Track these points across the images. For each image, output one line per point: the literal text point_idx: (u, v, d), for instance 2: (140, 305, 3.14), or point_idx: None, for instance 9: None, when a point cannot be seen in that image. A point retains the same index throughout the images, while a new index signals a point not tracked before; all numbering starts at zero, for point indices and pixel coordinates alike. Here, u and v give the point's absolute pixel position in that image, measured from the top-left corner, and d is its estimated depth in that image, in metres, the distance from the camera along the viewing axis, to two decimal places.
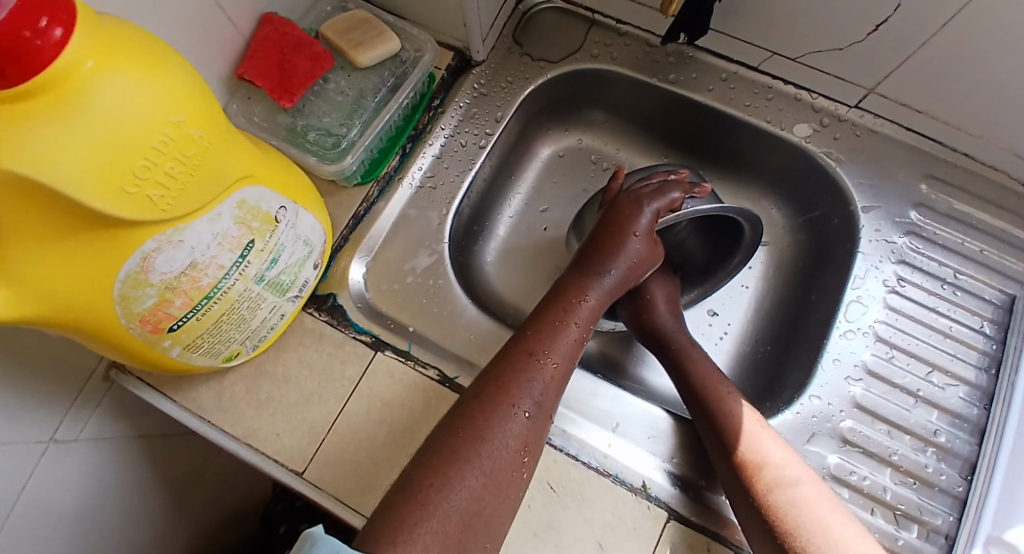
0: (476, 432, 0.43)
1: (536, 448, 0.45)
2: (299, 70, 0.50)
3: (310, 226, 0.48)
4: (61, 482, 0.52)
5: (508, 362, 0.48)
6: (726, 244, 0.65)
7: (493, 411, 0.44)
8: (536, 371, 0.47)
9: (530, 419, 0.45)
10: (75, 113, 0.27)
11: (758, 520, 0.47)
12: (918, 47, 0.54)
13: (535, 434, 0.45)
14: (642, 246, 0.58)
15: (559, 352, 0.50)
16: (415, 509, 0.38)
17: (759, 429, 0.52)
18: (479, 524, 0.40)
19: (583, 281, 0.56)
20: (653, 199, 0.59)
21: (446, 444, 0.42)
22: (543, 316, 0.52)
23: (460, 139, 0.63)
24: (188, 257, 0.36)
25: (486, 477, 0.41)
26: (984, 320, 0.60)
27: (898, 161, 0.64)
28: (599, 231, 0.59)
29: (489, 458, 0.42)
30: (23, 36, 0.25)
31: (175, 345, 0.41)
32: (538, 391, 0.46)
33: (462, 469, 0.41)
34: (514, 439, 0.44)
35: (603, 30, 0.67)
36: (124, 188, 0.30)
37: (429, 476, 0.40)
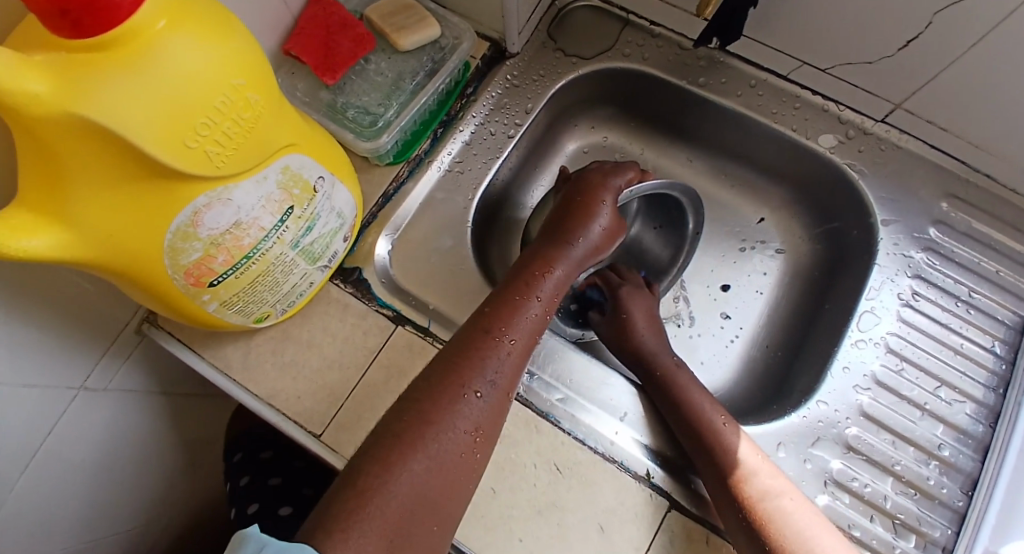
0: (425, 415, 0.44)
1: (490, 429, 0.46)
2: (342, 50, 0.53)
3: (344, 199, 0.50)
4: (87, 427, 0.55)
5: (462, 343, 0.48)
6: (674, 227, 0.70)
7: (444, 393, 0.45)
8: (489, 351, 0.48)
9: (483, 398, 0.46)
10: (150, 68, 0.30)
11: (738, 518, 0.49)
12: (947, 65, 0.55)
13: (488, 414, 0.46)
14: (608, 219, 0.60)
15: (519, 328, 0.50)
16: (354, 497, 0.39)
17: (733, 434, 0.52)
18: (427, 507, 0.41)
19: (546, 259, 0.57)
20: (613, 177, 0.62)
21: (393, 428, 0.43)
22: (500, 295, 0.53)
23: (489, 127, 0.64)
24: (234, 215, 0.38)
25: (434, 461, 0.42)
26: (995, 340, 0.60)
27: (921, 178, 0.65)
28: (562, 212, 0.60)
29: (437, 441, 0.43)
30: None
31: (213, 301, 0.43)
32: (492, 371, 0.47)
33: (408, 455, 0.41)
34: (466, 421, 0.45)
35: (636, 30, 0.68)
36: (186, 142, 0.32)
37: (371, 463, 0.41)
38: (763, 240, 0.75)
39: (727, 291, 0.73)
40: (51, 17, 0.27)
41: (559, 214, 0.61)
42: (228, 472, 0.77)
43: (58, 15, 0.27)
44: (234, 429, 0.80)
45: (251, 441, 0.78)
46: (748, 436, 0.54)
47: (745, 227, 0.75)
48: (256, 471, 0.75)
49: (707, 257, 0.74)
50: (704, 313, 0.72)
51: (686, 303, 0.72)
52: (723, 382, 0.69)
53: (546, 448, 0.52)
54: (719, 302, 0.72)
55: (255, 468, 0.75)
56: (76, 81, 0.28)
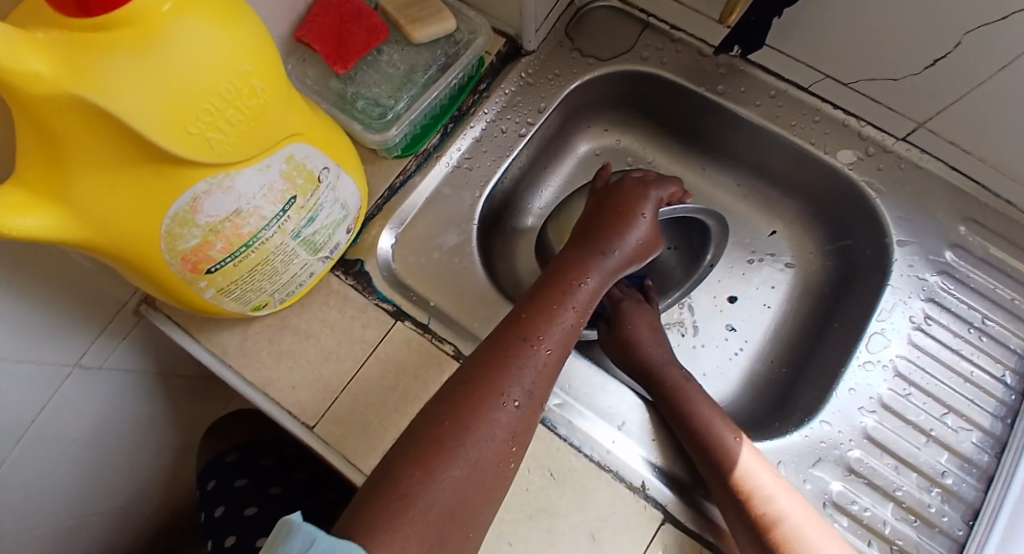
0: (462, 422, 0.43)
1: (524, 437, 0.46)
2: (356, 40, 0.52)
3: (349, 191, 0.49)
4: (81, 404, 0.54)
5: (502, 350, 0.48)
6: (692, 253, 0.69)
7: (482, 401, 0.45)
8: (528, 358, 0.48)
9: (519, 408, 0.46)
10: (154, 52, 0.29)
11: (752, 535, 0.48)
12: (974, 86, 0.54)
13: (523, 423, 0.46)
14: (646, 230, 0.59)
15: (554, 337, 0.50)
16: (395, 500, 0.39)
17: (739, 446, 0.52)
18: (463, 514, 0.41)
19: (581, 266, 0.56)
20: (658, 188, 0.62)
21: (430, 434, 0.43)
22: (537, 301, 0.52)
23: (501, 125, 0.63)
24: (235, 203, 0.38)
25: (472, 469, 0.42)
26: (1006, 369, 0.59)
27: (939, 199, 0.63)
28: (602, 218, 0.60)
29: (475, 450, 0.43)
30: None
31: (210, 287, 0.43)
32: (529, 379, 0.47)
33: (446, 461, 0.41)
34: (502, 430, 0.45)
35: (656, 34, 0.67)
36: (187, 129, 0.32)
37: (412, 466, 0.41)
38: (773, 253, 0.73)
39: (733, 303, 0.72)
40: None
41: (594, 221, 0.60)
42: (201, 501, 0.72)
43: None
44: (213, 448, 0.76)
45: (225, 468, 0.73)
46: (756, 449, 0.54)
47: (756, 239, 0.74)
48: (231, 501, 0.70)
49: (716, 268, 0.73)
50: (710, 324, 0.71)
51: (692, 312, 0.71)
52: (724, 394, 0.68)
53: (540, 453, 0.52)
54: (726, 314, 0.71)
55: (230, 496, 0.70)
56: (76, 62, 0.28)
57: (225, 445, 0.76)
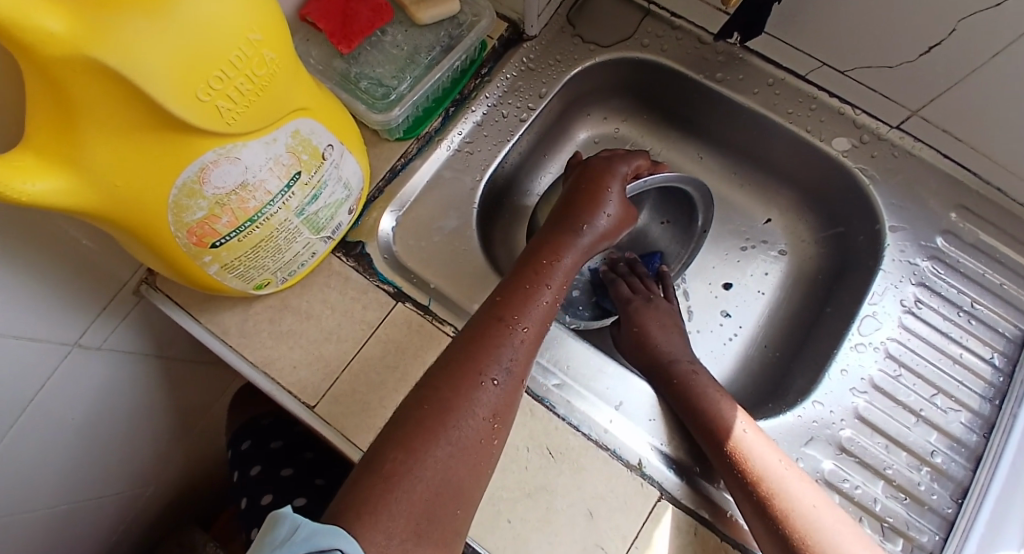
0: (443, 404, 0.44)
1: (508, 414, 0.46)
2: (361, 19, 0.52)
3: (351, 169, 0.49)
4: (78, 385, 0.54)
5: (480, 332, 0.48)
6: (684, 224, 0.70)
7: (461, 382, 0.45)
8: (506, 337, 0.48)
9: (500, 386, 0.46)
10: (168, 13, 0.29)
11: (761, 515, 0.48)
12: (967, 75, 0.55)
13: (506, 401, 0.46)
14: (616, 207, 0.60)
15: (532, 315, 0.51)
16: (380, 482, 0.40)
17: (744, 428, 0.52)
18: (450, 492, 0.42)
19: (557, 246, 0.56)
20: (622, 164, 0.61)
21: (413, 417, 0.43)
22: (513, 282, 0.53)
23: (502, 109, 0.64)
24: (242, 175, 0.38)
25: (455, 447, 0.43)
26: (995, 352, 0.60)
27: (932, 187, 0.64)
28: (572, 198, 0.60)
29: (457, 429, 0.43)
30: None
31: (214, 263, 0.43)
32: (507, 357, 0.48)
33: (430, 443, 0.42)
34: (484, 408, 0.45)
35: (656, 21, 0.67)
36: (198, 95, 0.32)
37: (395, 450, 0.42)
38: (766, 240, 0.74)
39: (729, 289, 0.72)
40: None
41: (566, 204, 0.60)
42: (236, 460, 0.79)
43: None
44: (243, 415, 0.82)
45: (259, 429, 0.80)
46: (768, 437, 0.54)
47: (751, 227, 0.75)
48: (266, 460, 0.77)
49: (711, 255, 0.74)
50: (705, 310, 0.72)
51: (687, 298, 0.72)
52: (720, 379, 0.68)
53: (538, 432, 0.52)
54: (721, 300, 0.72)
55: (265, 457, 0.77)
56: (91, 22, 0.27)
57: (256, 412, 0.83)
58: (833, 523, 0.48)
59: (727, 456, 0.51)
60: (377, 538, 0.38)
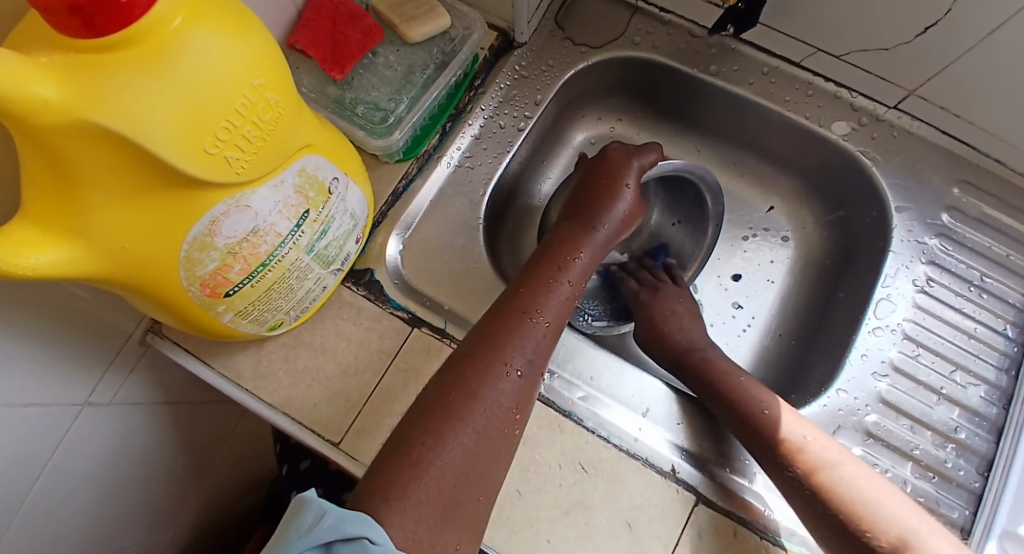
0: (468, 390, 0.43)
1: (528, 405, 0.46)
2: (351, 43, 0.51)
3: (357, 199, 0.48)
4: (91, 443, 0.52)
5: (506, 324, 0.47)
6: (694, 223, 0.69)
7: (486, 370, 0.44)
8: (529, 329, 0.48)
9: (522, 377, 0.46)
10: (166, 67, 0.27)
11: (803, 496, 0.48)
12: (963, 52, 0.55)
13: (526, 392, 0.46)
14: (631, 202, 0.59)
15: (551, 309, 0.50)
16: (408, 467, 0.39)
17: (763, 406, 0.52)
18: (475, 478, 0.41)
19: (572, 242, 0.56)
20: (643, 155, 0.60)
21: (438, 402, 0.42)
22: (535, 274, 0.52)
23: (499, 121, 0.63)
24: (252, 222, 0.36)
25: (480, 435, 0.42)
26: (1007, 323, 0.60)
27: (933, 164, 0.64)
28: (589, 186, 0.59)
29: (482, 416, 0.42)
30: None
31: (228, 311, 0.42)
32: (529, 349, 0.47)
33: (455, 427, 0.41)
34: (507, 398, 0.44)
35: (646, 18, 0.67)
36: (205, 149, 0.30)
37: (422, 434, 0.40)
38: (768, 228, 0.74)
39: (738, 281, 0.72)
40: (58, 14, 0.24)
41: (581, 195, 0.60)
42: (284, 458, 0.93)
43: (65, 10, 0.24)
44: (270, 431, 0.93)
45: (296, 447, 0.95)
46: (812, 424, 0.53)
47: (753, 216, 0.74)
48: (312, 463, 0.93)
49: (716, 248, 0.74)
50: (715, 303, 0.71)
51: (696, 292, 0.71)
52: None
53: (569, 448, 0.51)
54: (731, 292, 0.72)
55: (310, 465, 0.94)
56: (87, 84, 0.26)
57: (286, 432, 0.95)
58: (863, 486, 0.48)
59: (755, 436, 0.51)
60: (405, 524, 0.37)
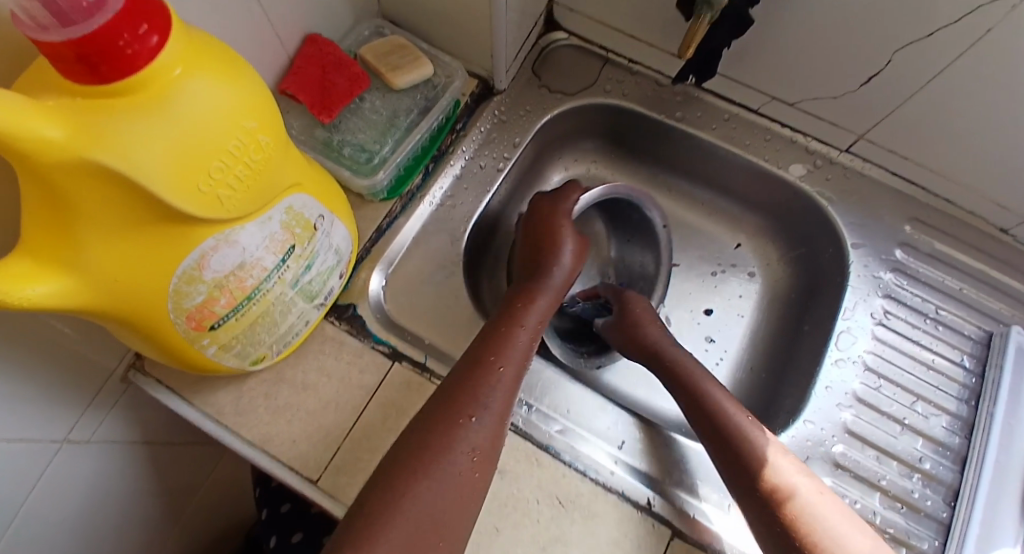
0: (425, 445, 0.44)
1: (489, 450, 0.45)
2: (339, 89, 0.54)
3: (341, 235, 0.49)
4: (66, 484, 0.52)
5: (465, 377, 0.48)
6: (650, 237, 0.70)
7: (441, 423, 0.45)
8: (483, 377, 0.48)
9: (480, 424, 0.46)
10: (166, 112, 0.29)
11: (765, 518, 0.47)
12: (907, 98, 0.59)
13: (487, 439, 0.45)
14: (573, 243, 0.61)
15: (507, 353, 0.50)
16: (367, 522, 0.40)
17: (740, 418, 0.52)
18: (436, 528, 0.42)
19: (527, 291, 0.57)
20: (567, 199, 0.63)
21: (396, 458, 0.43)
22: (490, 324, 0.53)
23: (480, 161, 0.65)
24: (239, 257, 0.38)
25: (438, 485, 0.43)
26: (963, 354, 0.63)
27: (886, 204, 0.68)
28: (533, 238, 0.62)
29: (439, 469, 0.43)
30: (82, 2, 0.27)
31: (212, 344, 0.42)
32: (485, 396, 0.47)
33: (411, 481, 0.42)
34: (465, 446, 0.44)
35: (615, 68, 0.71)
36: (199, 186, 0.32)
37: (381, 490, 0.42)
38: (736, 264, 0.77)
39: (710, 315, 0.75)
40: (66, 61, 0.27)
41: (528, 249, 0.62)
42: (264, 500, 0.88)
43: (72, 57, 0.26)
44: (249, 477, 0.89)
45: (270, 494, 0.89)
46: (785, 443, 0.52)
47: (722, 252, 0.78)
48: (292, 504, 0.87)
49: (686, 282, 0.76)
50: (689, 337, 0.73)
51: (668, 327, 0.74)
52: None
53: (547, 482, 0.52)
54: (702, 325, 0.74)
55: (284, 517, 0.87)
56: (91, 126, 0.28)
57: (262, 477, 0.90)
58: (822, 506, 0.47)
59: (726, 448, 0.51)
60: None
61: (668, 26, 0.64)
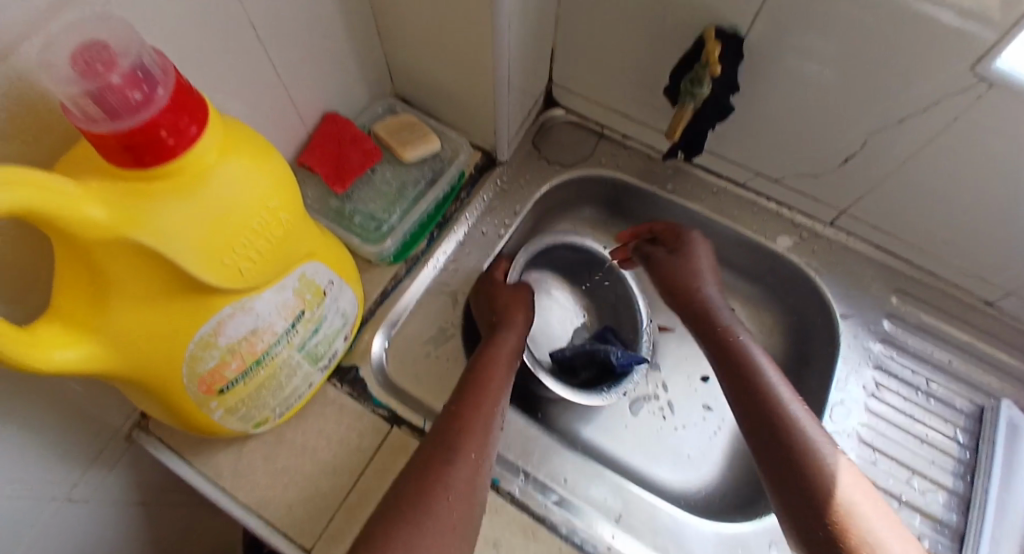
0: (405, 494, 0.45)
1: (468, 491, 0.46)
2: (352, 162, 0.58)
3: (348, 300, 0.51)
4: (61, 544, 0.52)
5: (439, 432, 0.49)
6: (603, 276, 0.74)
7: (420, 472, 0.46)
8: (455, 422, 0.49)
9: (456, 465, 0.47)
10: (199, 194, 0.32)
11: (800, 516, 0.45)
12: (883, 178, 0.62)
13: (465, 480, 0.46)
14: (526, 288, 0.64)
15: (479, 397, 0.52)
16: None
17: (793, 405, 0.50)
18: None
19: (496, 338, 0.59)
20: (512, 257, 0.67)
21: (382, 511, 0.44)
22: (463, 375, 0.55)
23: (482, 227, 0.68)
24: (252, 323, 0.39)
25: (421, 529, 0.43)
26: (957, 428, 0.65)
27: (871, 274, 0.71)
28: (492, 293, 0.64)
29: (418, 513, 0.44)
30: (131, 99, 0.29)
31: (219, 407, 0.44)
32: (458, 438, 0.48)
33: (394, 526, 0.43)
34: (444, 489, 0.45)
35: (610, 142, 0.75)
36: (223, 260, 0.34)
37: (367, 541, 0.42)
38: None
39: (707, 382, 0.73)
40: (113, 150, 0.29)
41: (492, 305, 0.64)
42: None
43: (119, 147, 0.29)
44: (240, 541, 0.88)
45: None
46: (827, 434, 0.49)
47: None
48: None
49: (684, 347, 0.75)
50: (685, 405, 0.72)
51: (666, 393, 0.73)
52: (715, 474, 0.69)
53: None
54: (700, 393, 0.73)
55: None
56: (131, 206, 0.30)
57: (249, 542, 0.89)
58: (861, 497, 0.45)
59: (767, 429, 0.49)
60: None
61: (658, 107, 0.68)
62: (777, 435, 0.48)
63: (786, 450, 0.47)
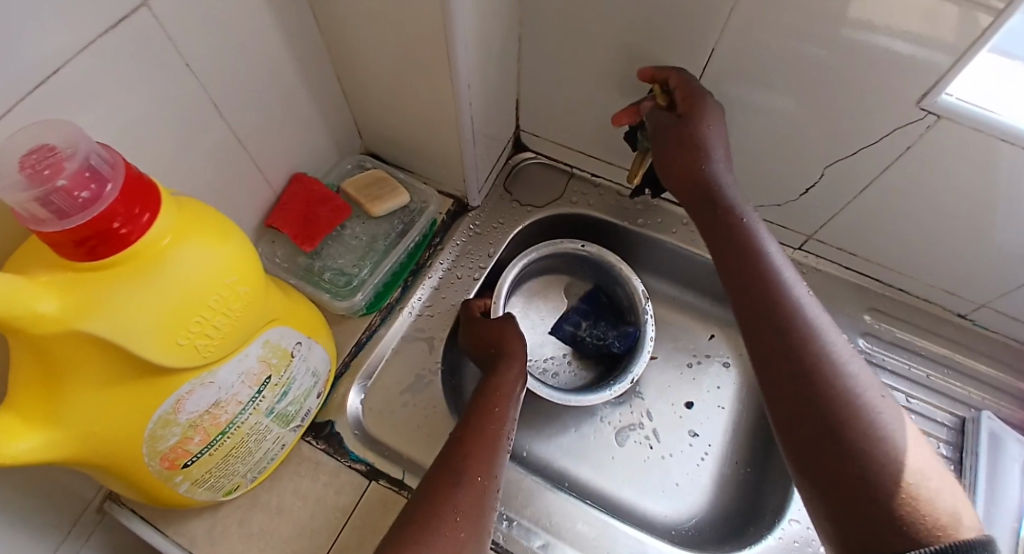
0: (410, 519, 0.42)
1: (476, 513, 0.44)
2: (321, 220, 0.59)
3: (319, 357, 0.51)
4: None
5: (443, 457, 0.47)
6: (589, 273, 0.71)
7: (425, 495, 0.44)
8: (461, 446, 0.48)
9: (460, 488, 0.44)
10: (152, 278, 0.32)
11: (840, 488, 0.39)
12: (847, 204, 0.63)
13: (472, 501, 0.44)
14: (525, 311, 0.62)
15: (485, 421, 0.50)
16: None
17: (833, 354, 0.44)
18: None
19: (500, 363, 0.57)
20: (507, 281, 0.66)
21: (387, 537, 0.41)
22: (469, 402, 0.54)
23: (456, 272, 0.67)
24: (214, 395, 0.39)
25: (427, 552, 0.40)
26: (940, 441, 0.64)
27: (844, 296, 0.71)
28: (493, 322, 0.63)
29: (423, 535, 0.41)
30: (78, 198, 0.29)
31: (185, 481, 0.43)
32: (463, 462, 0.46)
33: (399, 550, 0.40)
34: (449, 512, 0.43)
35: (581, 181, 0.75)
36: (178, 340, 0.33)
37: None
38: (711, 353, 0.77)
39: (691, 408, 0.73)
40: (65, 246, 0.30)
41: None
42: None
43: (71, 243, 0.30)
44: None
45: None
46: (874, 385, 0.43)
47: (697, 343, 0.77)
48: None
49: (664, 374, 0.75)
50: (670, 433, 0.71)
51: (651, 420, 0.72)
52: (705, 504, 0.68)
53: None
54: (686, 420, 0.72)
55: None
56: (81, 297, 0.30)
57: None
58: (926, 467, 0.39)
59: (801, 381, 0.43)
60: None
61: (622, 146, 0.69)
62: (822, 415, 0.41)
63: (835, 430, 0.41)
